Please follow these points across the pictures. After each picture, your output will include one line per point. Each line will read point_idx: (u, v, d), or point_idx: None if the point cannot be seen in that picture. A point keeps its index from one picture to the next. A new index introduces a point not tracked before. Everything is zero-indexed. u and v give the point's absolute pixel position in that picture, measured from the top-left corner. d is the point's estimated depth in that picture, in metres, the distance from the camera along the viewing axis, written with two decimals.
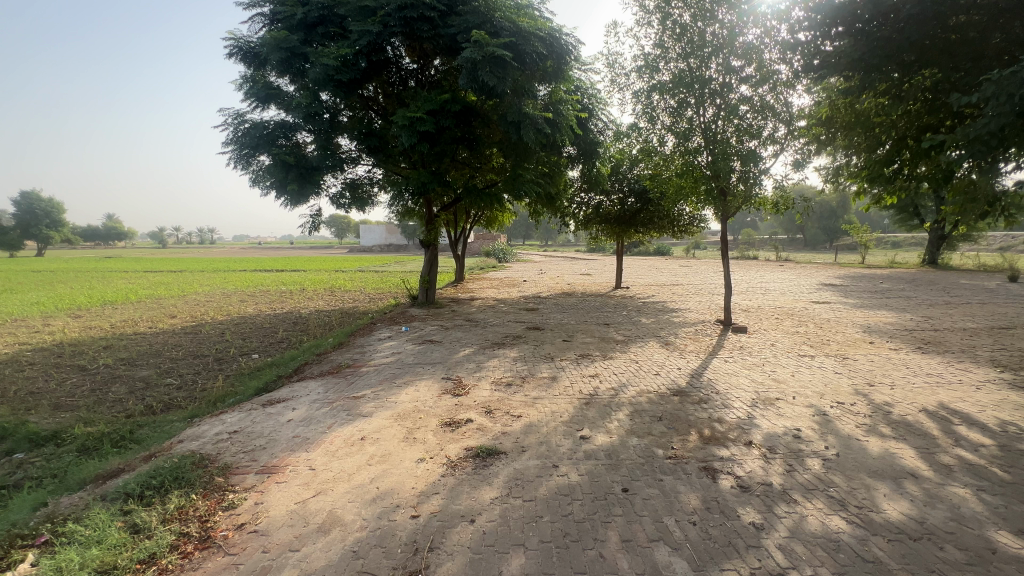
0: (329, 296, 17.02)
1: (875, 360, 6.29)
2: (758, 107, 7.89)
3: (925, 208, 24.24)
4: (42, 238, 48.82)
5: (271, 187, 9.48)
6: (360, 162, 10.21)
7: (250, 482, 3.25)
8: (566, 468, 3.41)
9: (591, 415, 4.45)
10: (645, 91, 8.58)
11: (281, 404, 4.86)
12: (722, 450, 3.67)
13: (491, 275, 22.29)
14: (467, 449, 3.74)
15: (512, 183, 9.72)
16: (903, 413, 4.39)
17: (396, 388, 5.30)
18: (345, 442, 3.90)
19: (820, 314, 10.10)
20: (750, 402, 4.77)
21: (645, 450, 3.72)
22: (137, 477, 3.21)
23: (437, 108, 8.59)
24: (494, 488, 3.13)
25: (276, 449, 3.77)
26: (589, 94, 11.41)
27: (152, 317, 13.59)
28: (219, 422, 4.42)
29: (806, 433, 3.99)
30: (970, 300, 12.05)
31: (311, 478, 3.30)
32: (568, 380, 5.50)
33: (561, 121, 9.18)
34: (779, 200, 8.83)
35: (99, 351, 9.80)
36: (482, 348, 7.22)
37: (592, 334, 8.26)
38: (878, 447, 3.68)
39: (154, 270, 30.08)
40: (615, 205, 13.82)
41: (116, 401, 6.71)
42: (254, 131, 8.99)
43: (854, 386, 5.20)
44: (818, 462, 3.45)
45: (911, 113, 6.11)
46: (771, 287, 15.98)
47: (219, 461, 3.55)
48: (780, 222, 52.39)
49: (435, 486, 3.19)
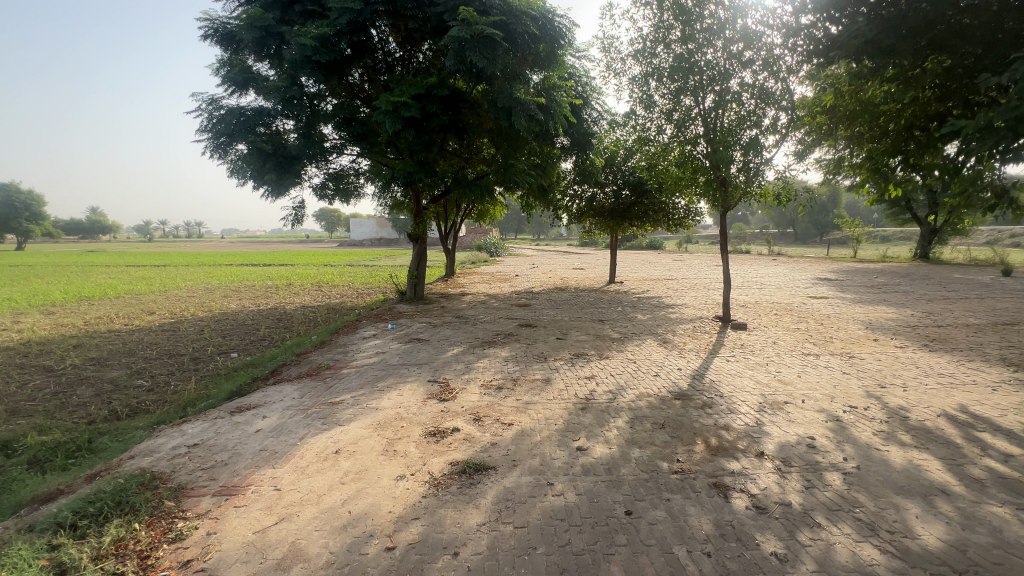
0: (315, 292, 16.48)
1: (882, 359, 6.01)
2: (758, 94, 7.56)
3: (917, 201, 24.22)
4: (21, 232, 47.44)
5: (249, 177, 8.98)
6: (345, 151, 9.76)
7: (204, 507, 2.86)
8: (562, 486, 3.07)
9: (588, 422, 4.11)
10: (642, 77, 8.22)
11: (250, 412, 4.44)
12: (732, 463, 3.35)
13: (483, 270, 21.95)
14: (452, 464, 3.37)
15: (503, 174, 9.44)
16: (921, 418, 4.10)
17: (378, 392, 4.93)
18: (316, 457, 3.51)
19: (819, 310, 9.86)
20: (757, 406, 4.45)
21: (648, 463, 3.38)
22: (73, 502, 2.80)
23: (423, 93, 8.15)
24: (481, 512, 2.78)
25: (238, 465, 3.37)
26: (583, 82, 10.99)
27: (129, 313, 13.04)
28: (178, 433, 3.99)
29: (820, 442, 3.69)
30: (969, 295, 11.82)
31: (275, 501, 2.93)
32: (563, 383, 5.16)
33: (555, 108, 8.83)
34: (781, 191, 8.50)
35: (68, 350, 9.28)
36: (471, 348, 6.84)
37: (587, 332, 7.91)
38: (901, 459, 3.39)
39: (135, 265, 29.08)
40: (609, 198, 13.49)
41: (78, 405, 6.25)
42: (229, 117, 8.48)
43: (865, 388, 4.92)
44: (838, 478, 3.14)
45: (920, 102, 5.78)
46: (767, 282, 15.75)
47: (172, 480, 3.15)
48: (773, 217, 52.43)
49: (415, 509, 2.83)
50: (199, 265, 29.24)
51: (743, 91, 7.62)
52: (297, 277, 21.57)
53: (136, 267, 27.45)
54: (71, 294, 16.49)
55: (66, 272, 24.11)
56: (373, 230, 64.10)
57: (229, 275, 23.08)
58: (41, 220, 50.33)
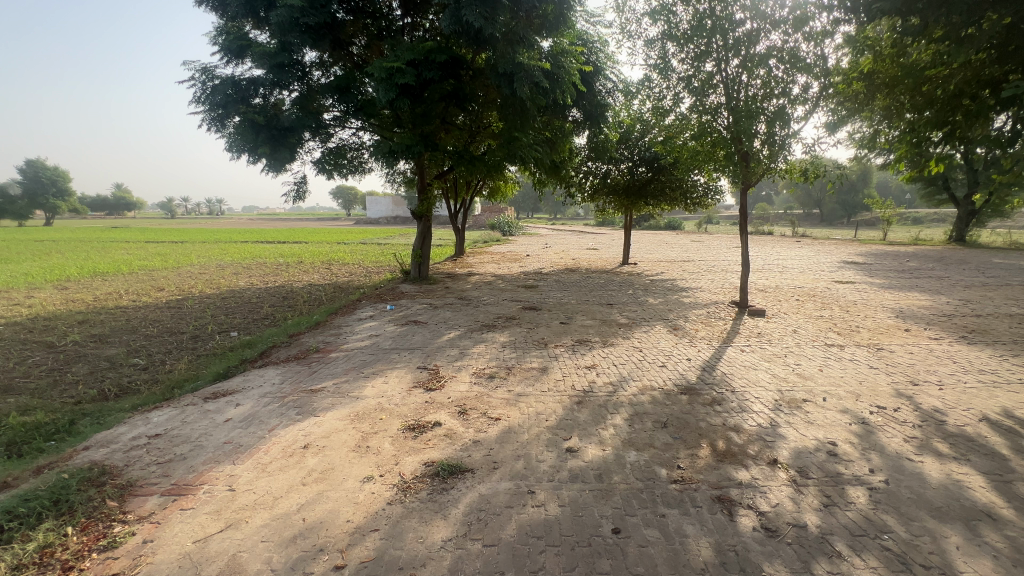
0: (325, 270, 16.34)
1: (915, 352, 5.47)
2: (787, 59, 6.89)
3: (954, 180, 22.78)
4: (48, 209, 48.09)
5: (244, 152, 8.66)
6: (345, 124, 9.34)
7: (147, 509, 2.60)
8: (544, 495, 2.73)
9: (583, 419, 3.75)
10: (659, 40, 7.57)
11: (224, 398, 4.20)
12: (739, 473, 2.96)
13: (494, 249, 21.54)
14: (426, 465, 3.05)
15: (507, 148, 8.89)
16: (960, 424, 3.63)
17: (362, 379, 4.63)
18: (282, 452, 3.23)
19: (845, 296, 9.22)
20: (773, 405, 4.02)
21: (644, 469, 3.02)
22: (7, 501, 2.58)
23: (419, 58, 7.66)
24: (449, 526, 2.46)
25: (196, 460, 3.11)
26: (595, 49, 10.32)
27: (138, 290, 13.03)
28: (143, 421, 3.76)
29: (843, 449, 3.27)
30: (1010, 281, 10.97)
31: (225, 504, 2.66)
32: (560, 373, 4.79)
33: (562, 75, 8.19)
34: (809, 167, 7.83)
35: (73, 326, 9.26)
36: (469, 332, 6.50)
37: (594, 316, 7.51)
38: (938, 474, 2.95)
39: (153, 242, 29.17)
40: (624, 175, 12.84)
41: (70, 383, 6.12)
42: (222, 88, 8.16)
43: (895, 386, 4.43)
44: (863, 495, 2.74)
45: (973, 66, 5.04)
46: (790, 265, 14.99)
47: (122, 476, 2.91)
48: (799, 197, 50.47)
49: (376, 519, 2.53)
50: (214, 242, 29.51)
51: (768, 57, 6.95)
52: (309, 255, 21.50)
53: (155, 244, 27.62)
54: (87, 269, 16.60)
55: (89, 247, 24.69)
56: (388, 208, 63.71)
57: (244, 252, 23.05)
58: (67, 196, 51.62)
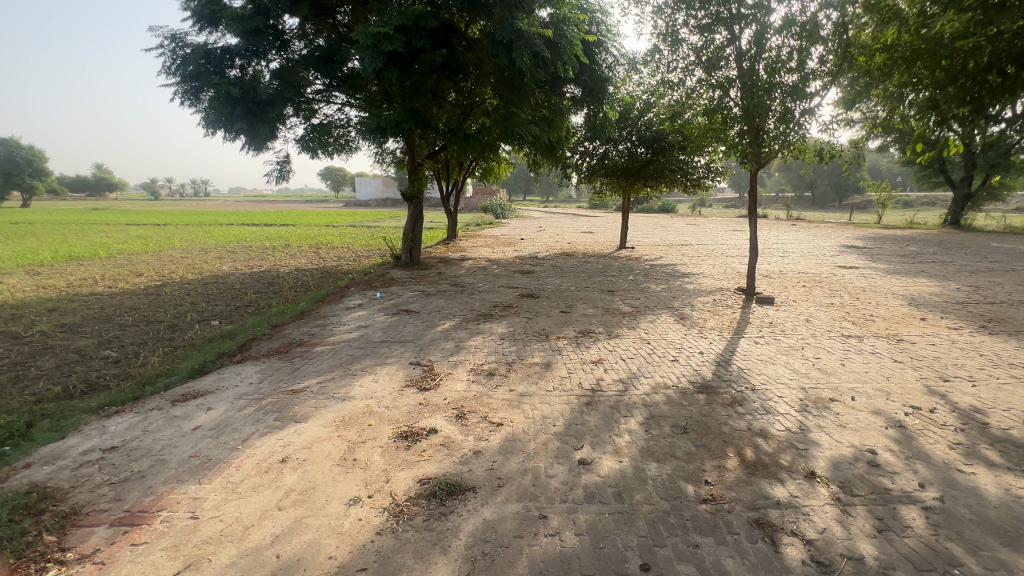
0: (313, 254, 15.75)
1: (937, 344, 5.17)
2: (802, 30, 6.43)
3: (952, 163, 22.49)
4: (25, 190, 46.32)
5: (219, 128, 8.02)
6: (329, 99, 8.73)
7: (92, 546, 2.20)
8: (559, 521, 2.37)
9: (594, 424, 3.38)
10: (667, 7, 7.05)
11: (194, 402, 3.77)
12: (776, 489, 2.63)
13: (487, 232, 21.07)
14: (421, 483, 2.68)
15: (504, 125, 8.13)
16: (1004, 427, 3.33)
17: (349, 377, 4.22)
18: (255, 468, 2.83)
19: (851, 282, 8.94)
20: (799, 405, 3.69)
21: (669, 486, 2.67)
22: None
23: (409, 24, 7.06)
24: (450, 563, 2.10)
25: (156, 479, 2.71)
26: (596, 20, 9.75)
27: (115, 275, 12.37)
28: (99, 431, 3.34)
29: (885, 459, 2.94)
30: (1015, 267, 10.73)
31: (186, 537, 2.27)
32: (565, 369, 4.42)
33: (563, 46, 7.64)
34: (822, 148, 7.44)
35: (42, 314, 8.69)
36: (465, 322, 6.09)
37: (596, 304, 7.13)
38: (995, 489, 2.64)
39: (135, 224, 28.16)
40: (622, 156, 12.37)
41: (32, 378, 5.63)
42: (193, 57, 7.53)
43: (925, 382, 4.12)
44: (918, 515, 2.42)
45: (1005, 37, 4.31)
46: (790, 249, 14.68)
47: (66, 501, 2.51)
48: (793, 180, 50.22)
49: (364, 555, 2.15)
50: (199, 224, 28.67)
51: (785, 27, 6.42)
52: (296, 238, 20.83)
53: (137, 226, 26.71)
54: (63, 254, 15.84)
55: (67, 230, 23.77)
56: (377, 189, 62.37)
57: (229, 235, 22.24)
58: (45, 177, 49.91)
